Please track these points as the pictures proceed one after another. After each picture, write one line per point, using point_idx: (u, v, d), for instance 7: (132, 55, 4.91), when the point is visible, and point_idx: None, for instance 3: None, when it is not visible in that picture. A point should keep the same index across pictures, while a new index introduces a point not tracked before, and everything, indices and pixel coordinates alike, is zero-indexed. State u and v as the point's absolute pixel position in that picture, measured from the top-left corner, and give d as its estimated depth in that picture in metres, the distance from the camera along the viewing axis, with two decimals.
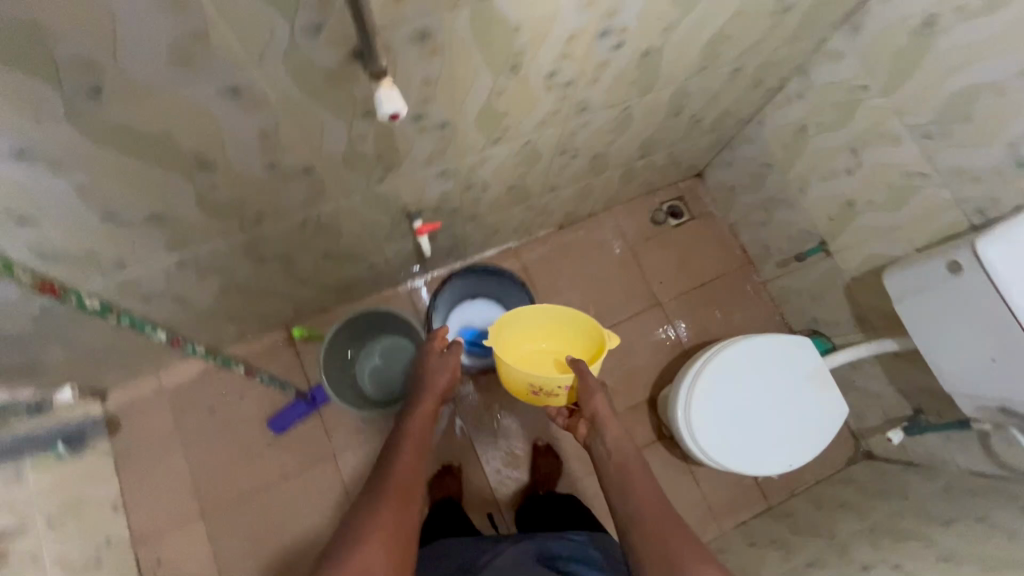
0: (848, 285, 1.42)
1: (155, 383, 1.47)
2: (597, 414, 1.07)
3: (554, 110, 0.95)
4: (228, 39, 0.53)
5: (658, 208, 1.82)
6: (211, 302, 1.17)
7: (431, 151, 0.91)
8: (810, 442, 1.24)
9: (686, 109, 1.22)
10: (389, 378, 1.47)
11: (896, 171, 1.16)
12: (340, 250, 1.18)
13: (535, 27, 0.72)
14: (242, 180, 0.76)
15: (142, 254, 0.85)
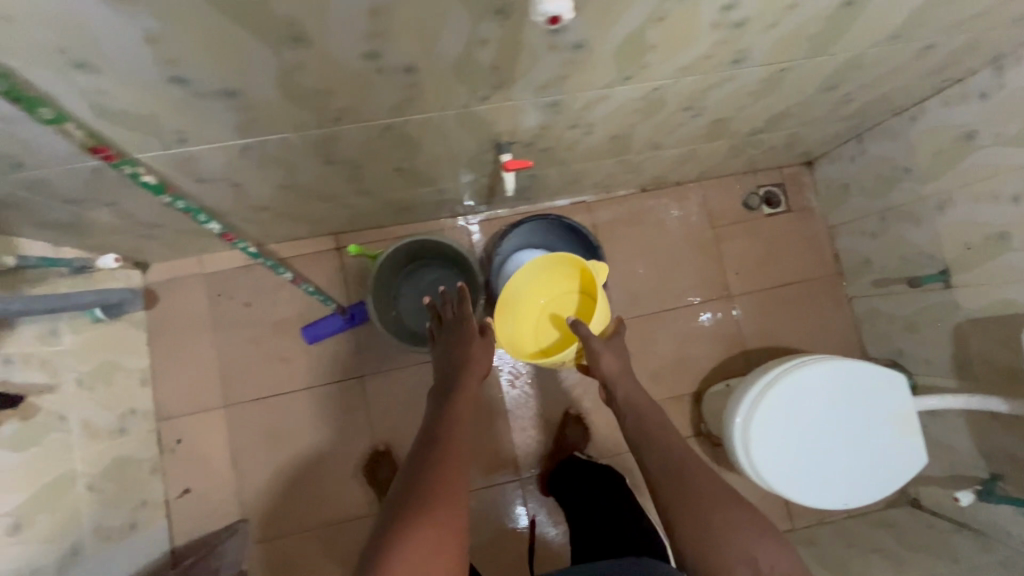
0: (960, 325, 1.24)
1: (196, 265, 1.43)
2: (621, 374, 1.04)
3: (708, 54, 0.78)
4: None
5: (755, 191, 1.62)
6: (266, 198, 1.08)
7: (551, 75, 0.76)
8: (877, 486, 1.14)
9: (845, 84, 1.02)
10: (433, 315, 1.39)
11: None
12: (413, 169, 1.05)
13: None
14: (334, 67, 0.63)
15: (206, 131, 0.74)
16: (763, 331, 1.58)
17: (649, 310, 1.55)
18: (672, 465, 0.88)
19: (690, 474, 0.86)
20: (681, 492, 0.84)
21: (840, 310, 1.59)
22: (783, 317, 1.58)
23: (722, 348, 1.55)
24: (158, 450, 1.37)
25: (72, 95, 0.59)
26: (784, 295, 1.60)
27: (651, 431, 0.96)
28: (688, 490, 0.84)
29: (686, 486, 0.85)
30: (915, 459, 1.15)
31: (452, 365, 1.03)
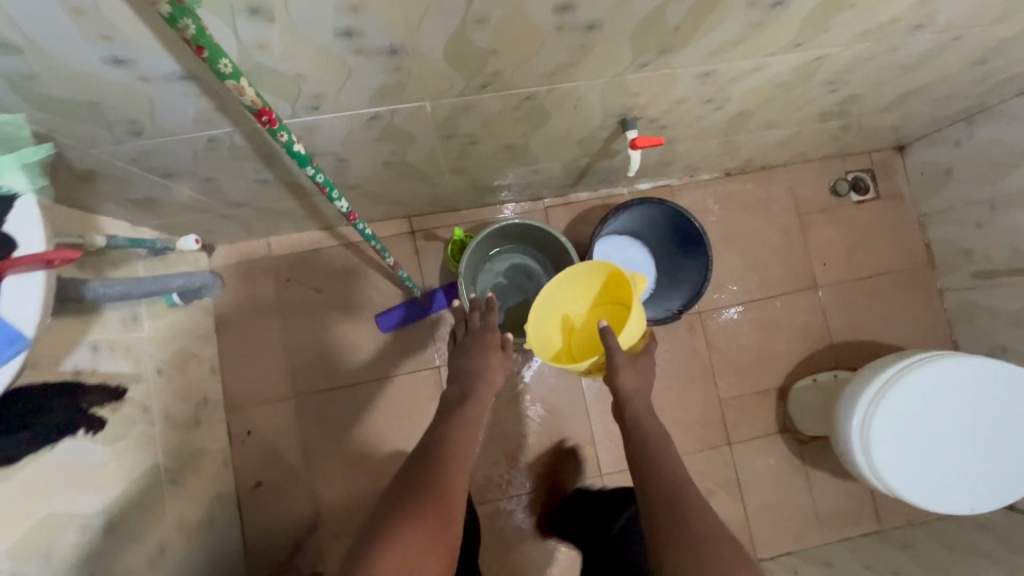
0: None
1: (264, 249, 1.35)
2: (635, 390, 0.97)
3: (896, 18, 0.70)
4: None
5: (843, 176, 1.54)
6: (363, 176, 1.00)
7: (726, 39, 0.68)
8: (1003, 489, 1.08)
9: (999, 58, 0.94)
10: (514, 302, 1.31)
11: None
12: (523, 146, 0.98)
13: None
14: (519, 22, 0.56)
15: (346, 98, 0.67)
16: (852, 323, 1.50)
17: (732, 301, 1.48)
18: (662, 489, 0.83)
19: (679, 502, 0.81)
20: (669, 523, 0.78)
21: (930, 303, 1.52)
22: (872, 309, 1.51)
23: (808, 340, 1.48)
24: (228, 441, 1.31)
25: (230, 45, 0.51)
26: (872, 286, 1.52)
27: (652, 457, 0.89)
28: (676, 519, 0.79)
29: (675, 515, 0.79)
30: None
31: (464, 374, 0.99)
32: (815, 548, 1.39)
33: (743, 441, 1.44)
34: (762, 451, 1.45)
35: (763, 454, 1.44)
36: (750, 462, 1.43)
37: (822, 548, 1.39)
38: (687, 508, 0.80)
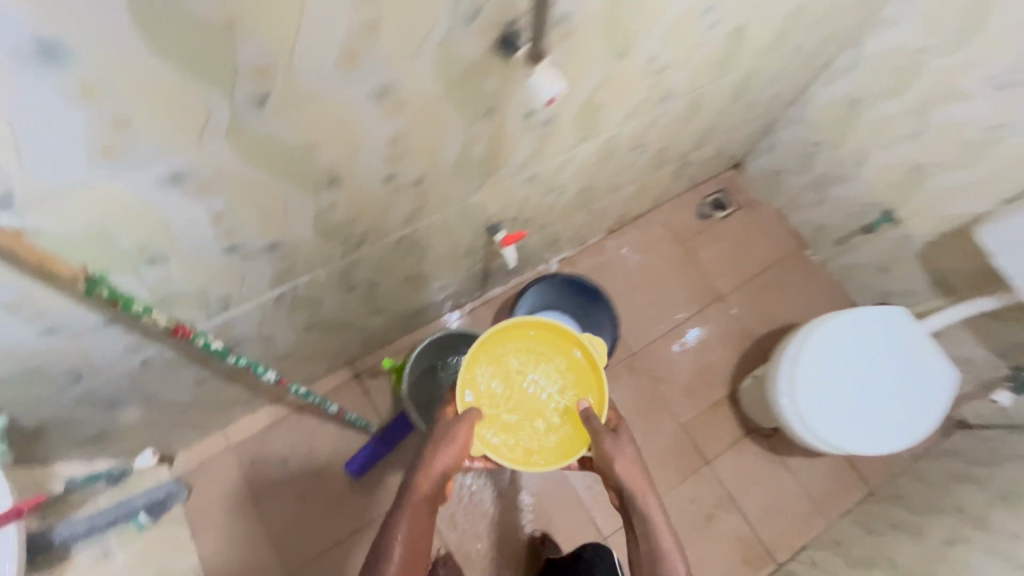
0: (923, 251, 1.40)
1: (222, 439, 1.40)
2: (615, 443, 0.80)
3: (644, 99, 0.94)
4: (395, 30, 0.50)
5: (704, 201, 1.80)
6: (292, 344, 1.12)
7: (529, 154, 0.89)
8: (927, 413, 1.20)
9: (748, 92, 1.22)
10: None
11: (971, 128, 1.14)
12: (420, 274, 1.14)
13: (652, 8, 0.70)
14: (361, 199, 0.73)
15: (249, 291, 0.80)
16: (763, 317, 1.68)
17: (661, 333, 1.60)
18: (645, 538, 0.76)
19: (651, 559, 0.75)
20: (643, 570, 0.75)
21: (819, 276, 1.73)
22: (773, 298, 1.71)
23: (734, 345, 1.64)
24: None
25: (137, 288, 0.64)
26: (765, 280, 1.73)
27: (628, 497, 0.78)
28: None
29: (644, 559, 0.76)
30: (944, 365, 1.23)
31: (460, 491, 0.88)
32: (823, 533, 1.44)
33: (719, 455, 1.51)
34: (742, 459, 1.52)
35: (742, 461, 1.51)
36: (734, 474, 1.50)
37: (831, 529, 1.45)
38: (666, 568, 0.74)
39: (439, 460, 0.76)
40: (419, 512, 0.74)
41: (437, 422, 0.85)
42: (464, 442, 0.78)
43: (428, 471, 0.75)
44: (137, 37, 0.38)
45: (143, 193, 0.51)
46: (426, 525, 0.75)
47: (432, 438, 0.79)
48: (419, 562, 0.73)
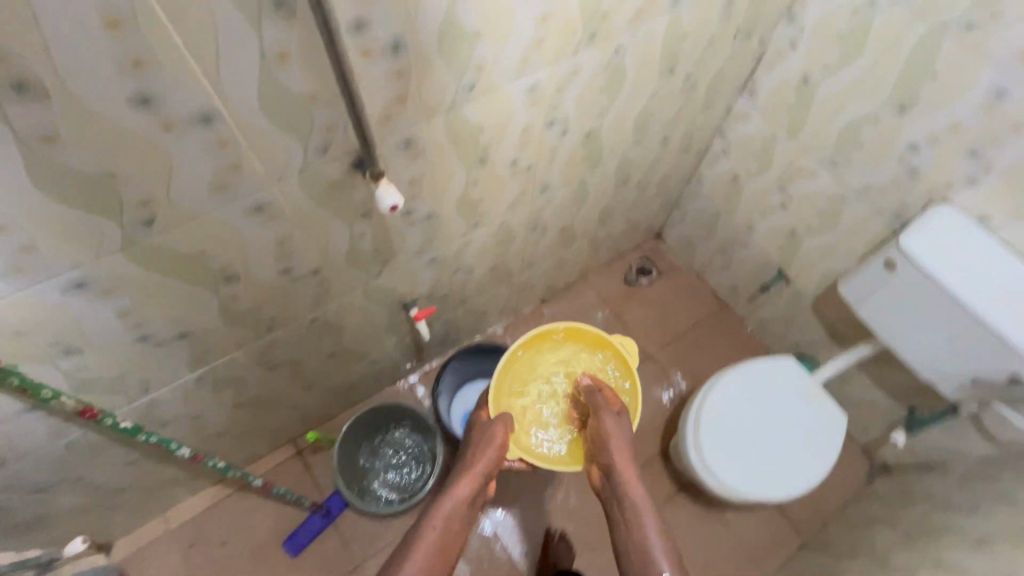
0: (814, 305, 1.53)
1: (162, 523, 1.43)
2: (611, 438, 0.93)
3: (521, 191, 1.11)
4: (255, 166, 0.65)
5: (628, 268, 1.96)
6: (223, 422, 1.20)
7: (421, 241, 1.03)
8: (822, 459, 1.28)
9: (632, 176, 1.41)
10: (413, 469, 1.46)
11: (820, 198, 1.32)
12: (343, 350, 1.25)
13: (494, 127, 0.87)
14: (259, 289, 0.86)
15: (166, 375, 0.91)
16: (689, 373, 1.80)
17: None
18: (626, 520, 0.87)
19: (628, 540, 0.85)
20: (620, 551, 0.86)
21: (739, 330, 1.87)
22: (698, 354, 1.83)
23: (662, 402, 1.74)
24: None
25: (56, 377, 0.75)
26: (690, 337, 1.86)
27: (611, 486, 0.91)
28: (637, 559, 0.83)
29: (625, 542, 0.86)
30: (833, 410, 1.33)
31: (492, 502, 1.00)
32: None
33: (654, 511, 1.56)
34: (676, 515, 1.56)
35: (677, 517, 1.55)
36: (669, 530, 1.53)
37: None
38: (644, 549, 0.83)
39: (481, 458, 0.93)
40: (461, 502, 0.90)
41: (475, 426, 1.02)
42: (501, 443, 0.94)
43: (473, 470, 0.92)
44: (34, 190, 0.52)
45: (52, 299, 0.64)
46: (462, 515, 0.89)
47: (473, 444, 0.96)
48: (456, 545, 0.86)
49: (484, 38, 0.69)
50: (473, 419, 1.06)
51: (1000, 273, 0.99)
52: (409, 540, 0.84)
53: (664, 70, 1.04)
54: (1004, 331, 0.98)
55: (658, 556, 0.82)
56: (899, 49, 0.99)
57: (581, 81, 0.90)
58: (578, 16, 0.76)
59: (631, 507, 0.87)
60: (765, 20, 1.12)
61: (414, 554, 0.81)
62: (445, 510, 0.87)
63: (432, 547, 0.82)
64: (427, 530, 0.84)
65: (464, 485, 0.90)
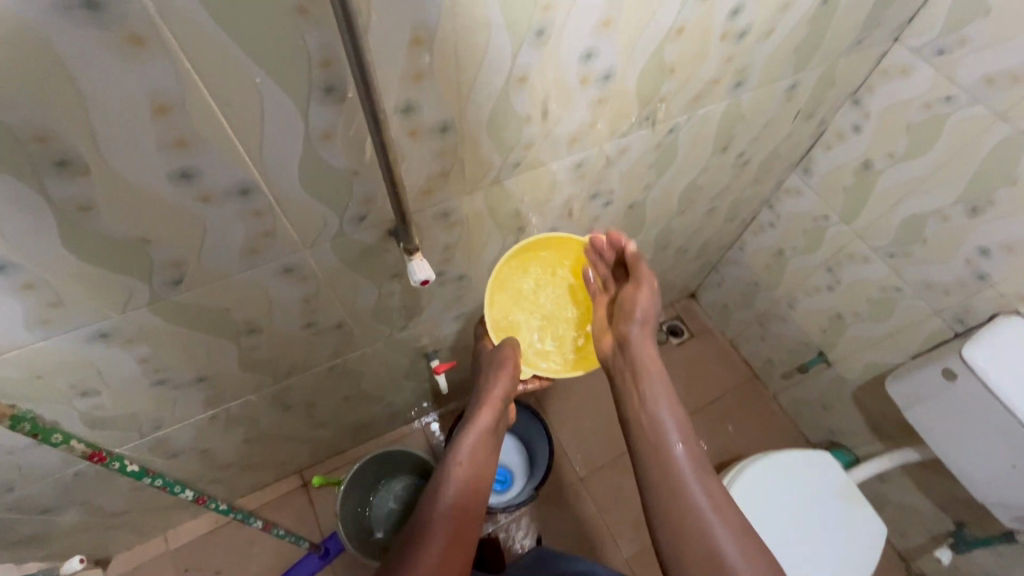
0: (856, 393, 1.44)
1: (161, 543, 1.42)
2: (627, 316, 0.84)
3: None
4: (290, 233, 0.63)
5: (659, 327, 1.89)
6: (232, 455, 1.19)
7: (449, 300, 1.01)
8: (855, 568, 1.18)
9: (672, 242, 1.37)
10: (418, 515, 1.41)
11: (872, 286, 1.25)
12: (359, 394, 1.22)
13: (535, 200, 0.84)
14: (281, 340, 0.84)
15: (180, 414, 0.90)
16: (714, 447, 1.70)
17: (613, 458, 1.57)
18: (649, 430, 0.77)
19: (643, 423, 0.78)
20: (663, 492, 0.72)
21: (771, 408, 1.77)
22: (725, 429, 1.74)
23: None
24: None
25: (70, 415, 0.74)
26: (718, 409, 1.77)
27: (622, 398, 0.82)
28: (648, 429, 0.77)
29: (651, 456, 0.75)
30: (875, 519, 1.22)
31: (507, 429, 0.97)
32: None
33: None
34: None
35: None
36: None
37: None
38: (659, 438, 0.76)
39: (494, 388, 0.90)
40: (483, 434, 0.89)
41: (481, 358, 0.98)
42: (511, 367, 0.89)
43: (488, 399, 0.91)
44: (68, 254, 0.51)
45: (73, 346, 0.63)
46: (485, 447, 0.89)
47: (484, 371, 0.93)
48: (485, 475, 0.87)
49: (535, 121, 0.67)
50: (482, 344, 1.02)
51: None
52: (437, 477, 0.86)
53: (717, 148, 1.00)
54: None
55: (673, 444, 0.75)
56: (974, 150, 0.93)
57: (630, 158, 0.87)
58: (633, 101, 0.74)
59: (644, 388, 0.80)
60: (829, 102, 1.07)
61: (447, 491, 0.83)
62: (468, 446, 0.87)
63: (464, 482, 0.85)
64: (451, 474, 0.85)
65: (482, 419, 0.89)
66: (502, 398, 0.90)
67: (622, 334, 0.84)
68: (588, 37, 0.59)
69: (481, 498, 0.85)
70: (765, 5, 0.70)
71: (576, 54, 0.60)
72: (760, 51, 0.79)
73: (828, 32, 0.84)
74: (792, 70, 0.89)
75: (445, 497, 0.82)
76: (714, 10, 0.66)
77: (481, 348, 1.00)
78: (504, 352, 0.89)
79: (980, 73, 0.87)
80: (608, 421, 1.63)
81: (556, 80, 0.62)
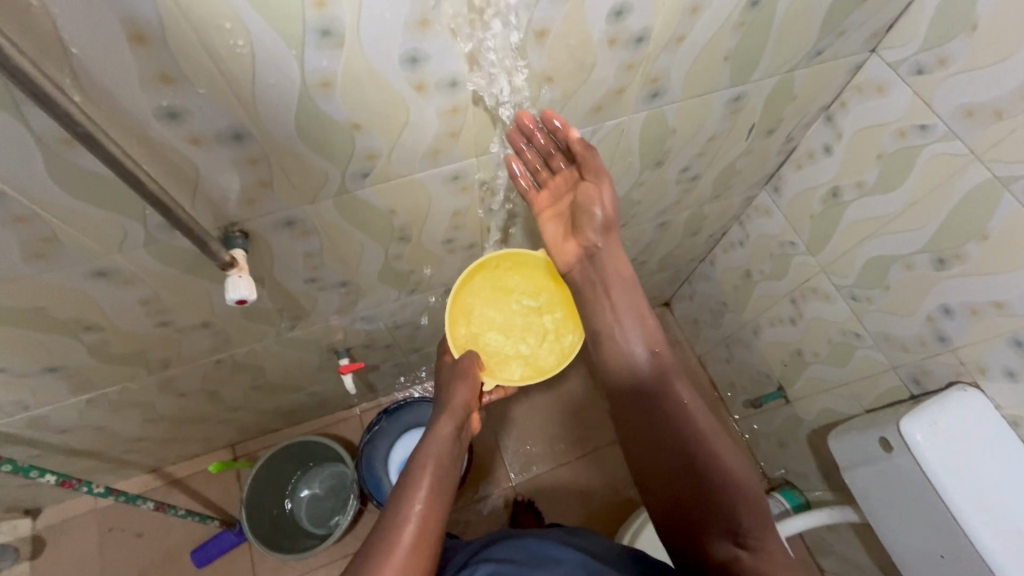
0: (811, 436, 1.31)
1: (89, 500, 1.45)
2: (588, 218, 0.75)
3: (466, 266, 0.98)
4: (80, 238, 0.57)
5: None
6: (137, 431, 1.17)
7: (340, 303, 0.94)
8: None
9: (621, 255, 1.25)
10: (336, 504, 1.41)
11: (833, 328, 1.11)
12: (269, 384, 1.18)
13: (410, 210, 0.75)
14: (134, 337, 0.79)
15: (44, 398, 0.87)
16: None
17: (559, 462, 1.48)
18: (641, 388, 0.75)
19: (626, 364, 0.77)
20: (661, 437, 0.71)
21: (731, 436, 1.65)
22: None
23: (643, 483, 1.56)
24: None
25: None
26: None
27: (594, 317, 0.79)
28: (640, 383, 0.76)
29: (643, 410, 0.74)
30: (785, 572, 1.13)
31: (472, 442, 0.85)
32: None
33: None
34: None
35: None
36: None
37: None
38: (658, 385, 0.75)
39: (456, 395, 0.81)
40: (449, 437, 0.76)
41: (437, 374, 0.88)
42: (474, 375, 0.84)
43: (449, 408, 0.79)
44: None
45: None
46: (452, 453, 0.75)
47: (442, 387, 0.84)
48: (452, 481, 0.71)
49: (368, 130, 0.57)
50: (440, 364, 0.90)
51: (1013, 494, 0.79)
52: (397, 486, 0.68)
53: (649, 162, 0.88)
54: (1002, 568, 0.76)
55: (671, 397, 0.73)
56: (946, 191, 0.78)
57: (526, 170, 0.77)
58: (506, 111, 0.63)
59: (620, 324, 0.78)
60: (795, 117, 0.92)
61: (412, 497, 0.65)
62: (434, 446, 0.72)
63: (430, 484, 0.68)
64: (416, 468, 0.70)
65: (446, 423, 0.76)
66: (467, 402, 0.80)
67: (586, 247, 0.78)
68: (404, 39, 0.49)
69: (449, 503, 0.68)
70: (661, 6, 0.57)
71: (395, 58, 0.50)
72: (673, 59, 0.66)
73: (770, 39, 0.70)
74: (729, 82, 0.75)
75: (408, 496, 0.65)
76: (587, 11, 0.54)
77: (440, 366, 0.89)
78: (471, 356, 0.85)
79: (958, 104, 0.72)
80: (547, 432, 1.51)
81: (379, 86, 0.53)
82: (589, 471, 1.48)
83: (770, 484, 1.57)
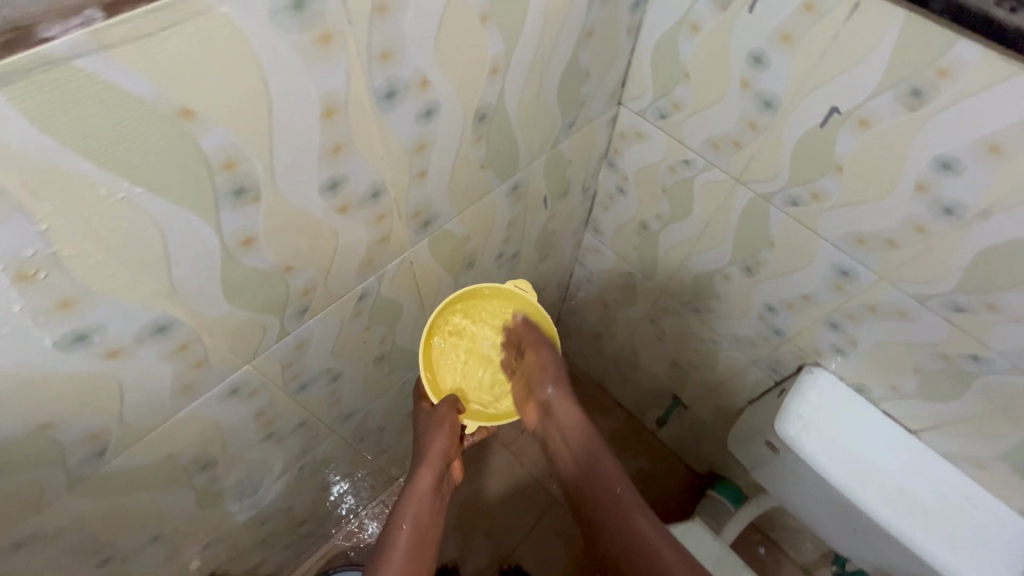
0: (717, 431, 1.34)
1: None
2: (540, 380, 0.77)
3: (309, 438, 0.85)
4: None
5: None
6: None
7: (166, 551, 0.77)
8: None
9: None
10: None
11: (693, 338, 1.14)
12: None
13: (194, 442, 0.61)
14: None
15: None
16: None
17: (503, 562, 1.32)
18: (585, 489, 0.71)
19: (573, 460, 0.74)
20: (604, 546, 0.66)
21: (656, 447, 1.60)
22: None
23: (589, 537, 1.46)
24: None
25: None
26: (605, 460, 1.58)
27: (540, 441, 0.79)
28: (583, 477, 0.71)
29: (597, 496, 0.69)
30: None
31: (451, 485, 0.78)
32: None
33: None
34: None
35: None
36: None
37: None
38: (590, 479, 0.70)
39: (434, 445, 0.72)
40: (430, 494, 0.69)
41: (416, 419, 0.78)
42: (455, 422, 0.73)
43: (427, 459, 0.72)
44: None
45: None
46: (436, 511, 0.69)
47: (418, 434, 0.75)
48: (432, 545, 0.66)
49: (69, 420, 0.45)
50: (416, 411, 0.79)
51: (891, 464, 0.83)
52: (372, 557, 0.63)
53: (459, 268, 0.82)
54: (917, 542, 0.79)
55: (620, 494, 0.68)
56: (727, 210, 0.81)
57: (321, 342, 0.67)
58: (254, 316, 0.53)
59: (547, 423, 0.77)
60: (580, 174, 0.93)
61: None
62: (413, 506, 0.66)
63: (407, 554, 0.62)
64: (396, 534, 0.64)
65: (425, 478, 0.70)
66: (445, 451, 0.72)
67: (541, 405, 0.77)
68: (47, 330, 0.37)
69: (429, 568, 0.63)
70: (379, 160, 0.51)
71: (48, 350, 0.38)
72: (426, 190, 0.61)
73: (517, 134, 0.68)
74: (497, 180, 0.72)
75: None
76: (292, 201, 0.46)
77: (418, 413, 0.78)
78: (450, 408, 0.73)
79: (703, 138, 0.75)
80: (511, 501, 1.38)
81: (50, 382, 0.40)
82: (565, 521, 1.36)
83: (704, 481, 1.55)
